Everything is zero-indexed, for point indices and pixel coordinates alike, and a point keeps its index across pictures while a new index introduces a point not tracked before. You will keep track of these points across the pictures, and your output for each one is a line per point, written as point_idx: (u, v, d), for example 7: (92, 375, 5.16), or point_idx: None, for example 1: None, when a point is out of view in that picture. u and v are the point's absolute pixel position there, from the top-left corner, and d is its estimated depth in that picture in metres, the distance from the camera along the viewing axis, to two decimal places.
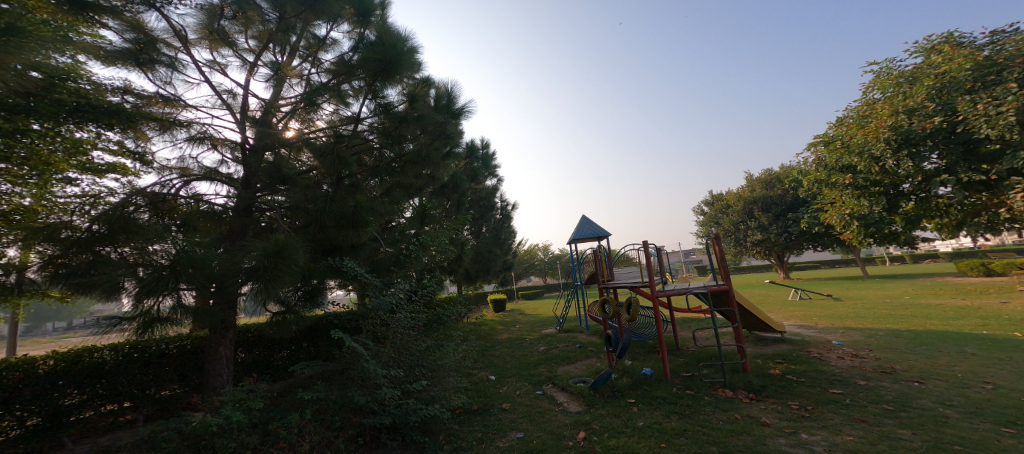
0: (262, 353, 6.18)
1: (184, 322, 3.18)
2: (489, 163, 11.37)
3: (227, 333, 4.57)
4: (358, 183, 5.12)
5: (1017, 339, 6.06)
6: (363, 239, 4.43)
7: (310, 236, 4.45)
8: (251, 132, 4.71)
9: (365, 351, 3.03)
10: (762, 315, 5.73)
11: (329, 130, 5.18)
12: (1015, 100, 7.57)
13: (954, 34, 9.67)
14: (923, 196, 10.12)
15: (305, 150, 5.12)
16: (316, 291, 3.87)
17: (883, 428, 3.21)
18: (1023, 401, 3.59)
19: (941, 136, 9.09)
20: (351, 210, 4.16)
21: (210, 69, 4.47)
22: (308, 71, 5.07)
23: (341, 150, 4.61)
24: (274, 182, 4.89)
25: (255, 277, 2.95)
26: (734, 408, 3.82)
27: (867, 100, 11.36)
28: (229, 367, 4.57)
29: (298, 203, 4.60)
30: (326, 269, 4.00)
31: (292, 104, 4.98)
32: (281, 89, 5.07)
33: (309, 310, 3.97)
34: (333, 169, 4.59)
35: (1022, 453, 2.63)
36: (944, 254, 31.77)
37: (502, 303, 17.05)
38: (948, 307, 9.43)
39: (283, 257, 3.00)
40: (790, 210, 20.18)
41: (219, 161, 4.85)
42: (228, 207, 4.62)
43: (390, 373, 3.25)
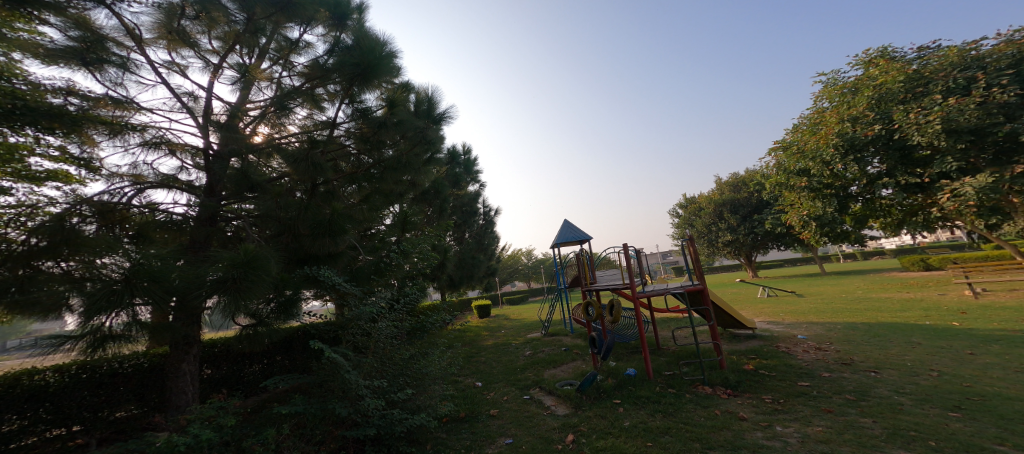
0: (231, 368, 5.86)
1: (140, 339, 2.93)
2: (471, 169, 11.29)
3: (191, 349, 4.27)
4: (335, 190, 4.98)
5: (956, 328, 6.65)
6: (341, 247, 4.28)
7: (283, 245, 4.27)
8: (214, 136, 4.45)
9: (345, 362, 2.91)
10: (735, 312, 5.98)
11: (302, 136, 5.01)
12: (941, 111, 8.50)
13: (888, 49, 10.62)
14: (869, 197, 10.92)
15: (275, 156, 4.90)
16: (291, 302, 3.71)
17: (848, 418, 3.42)
18: (964, 387, 3.94)
19: (881, 142, 9.81)
20: (327, 219, 4.02)
21: (169, 70, 4.21)
22: (279, 75, 4.89)
23: (316, 155, 4.45)
24: (241, 189, 4.61)
25: (222, 289, 2.78)
26: (713, 404, 3.96)
27: (817, 108, 12.24)
28: (194, 384, 4.26)
29: (269, 211, 4.41)
30: (301, 279, 3.84)
31: (261, 107, 4.76)
32: (249, 92, 4.84)
33: (283, 322, 3.79)
34: (307, 175, 4.41)
35: (967, 435, 2.89)
36: (889, 251, 34.63)
37: (485, 309, 16.87)
38: (895, 300, 10.25)
39: (252, 267, 2.84)
40: (756, 212, 21.35)
41: (178, 168, 4.56)
42: (189, 216, 4.32)
43: (373, 384, 3.14)
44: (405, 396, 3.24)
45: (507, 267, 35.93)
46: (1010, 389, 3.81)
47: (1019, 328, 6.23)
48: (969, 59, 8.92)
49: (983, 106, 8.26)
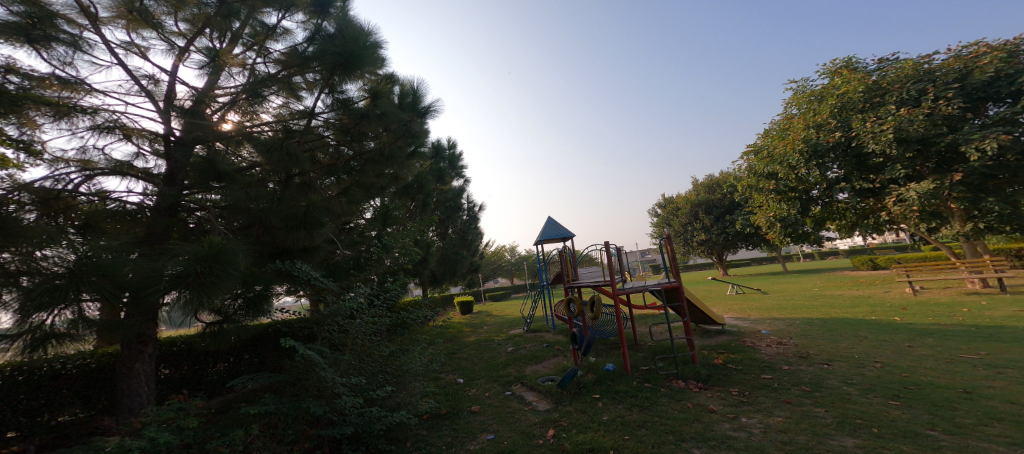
0: (193, 368, 5.58)
1: (87, 338, 2.72)
2: (456, 163, 11.14)
3: (145, 348, 3.99)
4: (311, 182, 4.85)
5: (899, 323, 7.24)
6: (317, 241, 4.11)
7: (254, 238, 4.07)
8: (177, 123, 4.13)
9: (321, 359, 2.80)
10: (707, 309, 6.24)
11: (277, 125, 4.76)
12: (894, 121, 9.15)
13: (852, 59, 11.28)
14: (827, 201, 11.57)
15: (246, 144, 4.65)
16: (261, 298, 3.52)
17: (804, 408, 3.66)
18: (903, 377, 4.31)
19: (840, 149, 10.48)
20: (302, 211, 3.84)
21: (127, 52, 3.89)
22: (253, 61, 4.62)
23: (292, 145, 4.25)
24: (207, 179, 4.45)
25: (184, 284, 2.59)
26: (686, 398, 4.14)
27: (786, 114, 12.87)
28: (148, 386, 3.98)
29: (237, 202, 4.12)
30: (273, 274, 3.66)
31: (231, 94, 4.48)
32: (218, 77, 4.54)
33: (251, 318, 3.59)
34: (280, 166, 4.19)
35: (905, 422, 3.16)
36: (843, 251, 37.14)
37: (467, 305, 16.79)
38: (847, 297, 11.04)
39: (218, 261, 2.66)
40: (728, 213, 22.27)
41: (133, 154, 4.23)
42: (145, 206, 3.99)
43: (351, 382, 3.07)
44: (384, 394, 3.18)
45: (489, 263, 35.89)
46: (941, 378, 4.19)
47: (950, 322, 6.87)
48: (921, 72, 9.61)
49: (931, 118, 8.95)
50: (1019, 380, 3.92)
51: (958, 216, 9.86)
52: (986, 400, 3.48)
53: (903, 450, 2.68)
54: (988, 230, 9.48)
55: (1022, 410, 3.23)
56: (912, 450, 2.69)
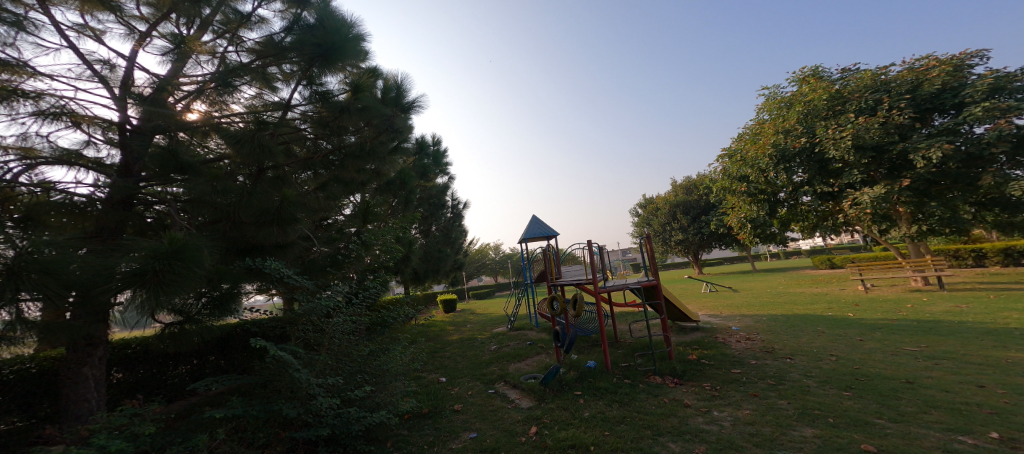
0: (151, 371, 5.27)
1: (25, 341, 2.50)
2: (441, 160, 10.97)
3: (95, 351, 3.67)
4: (285, 176, 4.65)
5: (853, 318, 7.75)
6: (292, 238, 3.93)
7: (221, 234, 3.88)
8: (134, 111, 3.83)
9: (294, 360, 2.68)
10: (683, 306, 6.45)
11: (249, 117, 4.50)
12: (852, 129, 9.75)
13: (818, 68, 11.91)
14: (793, 204, 12.20)
15: (213, 135, 4.44)
16: (228, 298, 3.34)
17: (769, 400, 3.86)
18: (855, 369, 4.62)
19: (805, 155, 11.05)
20: (275, 207, 3.65)
21: (79, 34, 3.56)
22: (223, 49, 4.35)
23: (265, 138, 3.98)
24: (167, 170, 4.05)
25: (139, 283, 2.25)
26: (663, 393, 4.27)
27: (758, 120, 13.45)
28: (98, 391, 3.66)
29: (203, 195, 3.79)
30: (242, 271, 3.44)
31: (198, 83, 4.19)
32: (185, 65, 4.24)
33: (217, 318, 3.39)
34: (252, 159, 3.89)
35: (857, 412, 3.38)
36: (805, 251, 39.39)
37: (451, 303, 16.64)
38: (808, 294, 11.72)
39: (179, 258, 2.33)
40: (704, 214, 23.07)
41: (82, 142, 3.87)
42: (96, 198, 3.62)
43: (327, 382, 2.97)
44: (363, 395, 3.10)
45: (473, 260, 35.66)
46: (890, 369, 4.52)
47: (897, 317, 7.43)
48: (878, 82, 10.28)
49: (885, 126, 9.57)
50: (955, 370, 4.28)
51: (906, 219, 10.65)
52: (927, 390, 3.77)
53: (855, 438, 2.88)
54: (933, 231, 10.32)
55: (956, 397, 3.53)
56: (863, 438, 2.89)
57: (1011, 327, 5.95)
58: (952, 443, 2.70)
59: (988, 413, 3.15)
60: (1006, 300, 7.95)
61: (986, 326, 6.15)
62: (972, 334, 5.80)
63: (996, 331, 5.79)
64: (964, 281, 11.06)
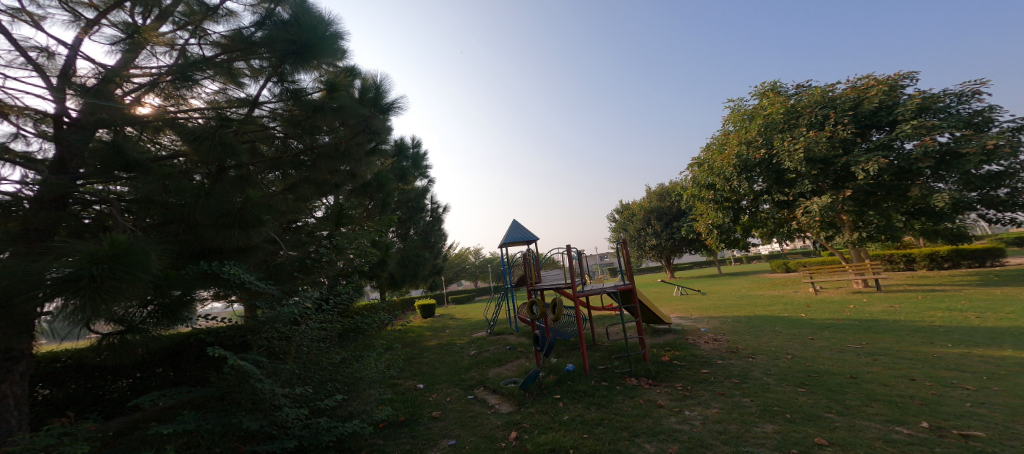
0: (84, 386, 4.88)
1: None
2: (420, 163, 10.82)
3: (16, 365, 3.16)
4: (248, 175, 4.37)
5: (807, 318, 8.28)
6: (256, 241, 3.65)
7: (172, 237, 3.57)
8: (74, 103, 3.51)
9: (256, 370, 2.48)
10: (656, 309, 6.67)
11: (210, 113, 4.24)
12: (804, 142, 10.50)
13: (776, 85, 12.78)
14: (753, 211, 12.95)
15: (168, 130, 4.02)
16: (179, 305, 2.98)
17: (735, 399, 4.05)
18: (808, 366, 4.94)
19: (764, 165, 11.78)
20: (237, 208, 3.38)
21: (13, 18, 3.24)
22: (184, 41, 4.12)
23: (228, 135, 3.71)
24: (110, 167, 3.56)
25: (71, 290, 1.99)
26: (638, 394, 4.38)
27: (724, 131, 14.20)
28: (20, 410, 3.16)
29: (150, 195, 3.56)
30: (195, 277, 3.21)
31: (152, 75, 3.88)
32: (137, 56, 3.93)
33: (166, 326, 3.04)
34: (212, 158, 3.62)
35: (811, 407, 3.61)
36: (766, 256, 41.80)
37: (429, 309, 16.35)
38: (769, 296, 12.44)
39: (122, 263, 2.11)
40: (675, 220, 23.97)
41: (9, 134, 3.55)
42: (23, 196, 3.27)
43: (294, 392, 2.81)
44: (334, 404, 2.97)
45: (451, 265, 35.23)
46: (836, 366, 4.88)
47: (843, 317, 8.05)
48: (826, 99, 11.18)
49: (832, 140, 10.39)
50: (891, 365, 4.68)
51: (849, 226, 11.50)
52: (868, 384, 4.10)
53: (809, 432, 3.07)
54: (869, 239, 11.16)
55: (893, 390, 3.85)
56: (816, 431, 3.09)
57: (936, 325, 6.60)
58: (890, 433, 2.94)
59: (920, 404, 3.45)
60: (934, 300, 8.79)
61: (916, 324, 6.79)
62: (904, 331, 6.37)
63: (925, 329, 6.40)
64: (899, 283, 12.14)
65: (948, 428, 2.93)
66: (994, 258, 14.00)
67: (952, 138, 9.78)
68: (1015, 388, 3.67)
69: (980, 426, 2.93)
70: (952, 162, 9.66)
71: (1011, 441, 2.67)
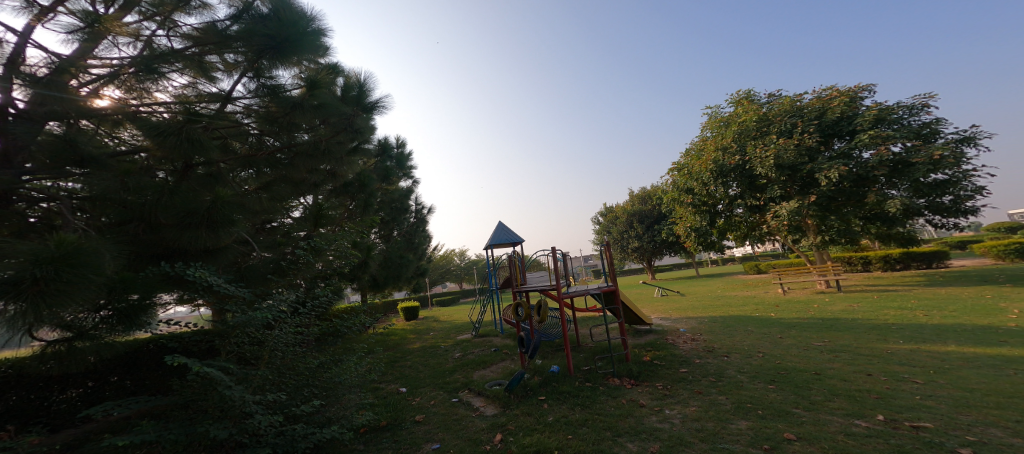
0: (30, 397, 4.50)
1: None
2: (404, 163, 10.68)
3: None
4: (218, 173, 4.30)
5: (777, 318, 8.64)
6: (226, 243, 3.43)
7: (130, 237, 3.34)
8: (22, 93, 3.26)
9: (224, 377, 2.33)
10: (637, 310, 6.80)
11: (178, 108, 4.04)
12: (774, 149, 11.01)
13: (749, 93, 13.34)
14: (728, 215, 13.42)
15: (128, 124, 3.92)
16: (137, 310, 2.78)
17: (711, 397, 4.18)
18: (778, 363, 5.15)
19: (738, 171, 12.25)
20: (204, 207, 3.21)
21: None
22: (151, 32, 3.91)
23: (197, 131, 3.51)
24: (62, 163, 3.47)
25: (11, 294, 1.83)
26: (620, 394, 4.44)
27: (701, 137, 14.67)
28: None
29: (107, 192, 3.38)
30: (157, 280, 3.03)
31: (114, 66, 3.66)
32: (98, 46, 3.71)
33: (121, 333, 2.80)
34: (179, 155, 3.43)
35: (782, 403, 3.76)
36: (741, 258, 43.37)
37: (412, 311, 16.11)
38: (742, 297, 12.89)
39: (72, 264, 1.97)
40: (656, 223, 24.54)
41: None
42: None
43: (267, 398, 2.68)
44: (311, 410, 2.86)
45: (435, 266, 34.80)
46: (802, 363, 5.11)
47: (807, 316, 8.44)
48: (794, 108, 11.77)
49: (799, 148, 10.94)
50: (851, 361, 4.94)
51: (813, 230, 11.99)
52: (830, 380, 4.31)
53: (779, 427, 3.20)
54: (831, 242, 11.69)
55: (853, 385, 4.07)
56: (786, 426, 3.23)
57: (889, 323, 7.02)
58: (851, 426, 3.11)
59: (876, 398, 3.66)
60: (885, 300, 9.35)
61: (873, 322, 7.20)
62: (861, 329, 6.75)
63: (879, 326, 6.80)
64: (858, 284, 12.83)
65: (902, 420, 3.12)
66: (939, 259, 15.03)
67: (904, 148, 10.46)
68: (957, 380, 3.95)
69: (928, 418, 3.14)
70: (904, 170, 10.34)
71: (956, 430, 2.87)
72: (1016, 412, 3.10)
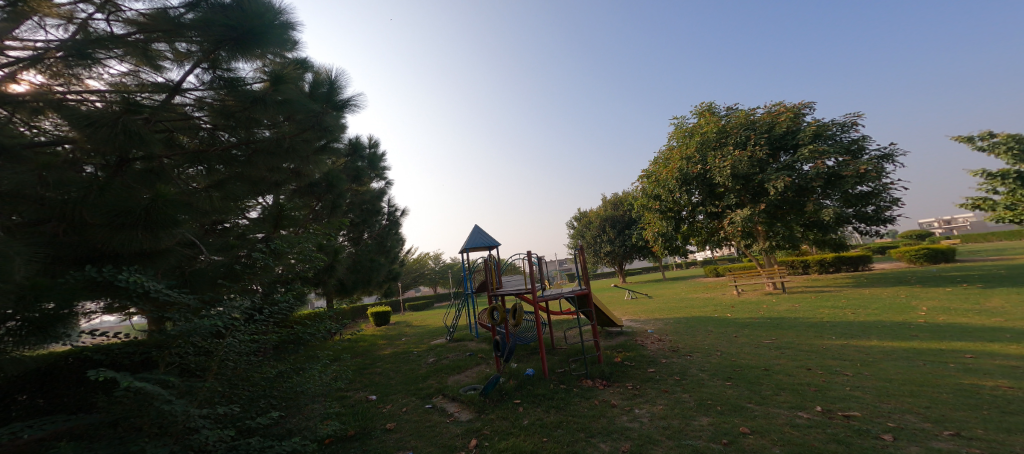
0: None
1: None
2: (376, 164, 10.38)
3: None
4: (159, 170, 3.99)
5: (734, 318, 9.17)
6: (168, 244, 3.13)
7: (50, 239, 2.98)
8: None
9: (162, 391, 2.08)
10: (609, 313, 6.97)
11: (117, 97, 3.68)
12: (731, 160, 11.77)
13: (710, 106, 14.17)
14: (691, 221, 14.11)
15: (52, 114, 3.48)
16: (55, 320, 2.53)
17: (676, 395, 4.36)
18: (735, 361, 5.47)
19: (699, 179, 12.91)
20: (142, 206, 2.79)
21: None
22: (87, 14, 3.51)
23: (137, 123, 3.22)
24: None
25: None
26: (593, 396, 4.54)
27: (667, 146, 15.35)
28: None
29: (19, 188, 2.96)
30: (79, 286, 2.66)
31: (36, 49, 3.26)
32: (18, 26, 3.30)
33: (31, 347, 2.54)
34: (114, 149, 3.11)
35: (738, 399, 3.99)
36: (703, 262, 45.69)
37: (383, 316, 15.63)
38: (704, 299, 13.57)
39: None
40: (627, 228, 25.34)
41: None
42: None
43: (218, 412, 2.46)
44: (267, 422, 2.64)
45: (408, 270, 33.97)
46: (753, 359, 5.47)
47: (758, 316, 9.04)
48: (749, 121, 12.65)
49: (752, 159, 11.75)
50: (793, 357, 5.34)
51: (762, 236, 12.76)
52: (777, 375, 4.64)
53: (736, 422, 3.39)
54: (776, 248, 12.51)
55: (797, 379, 4.40)
56: (742, 420, 3.43)
57: (825, 320, 7.69)
58: (795, 418, 3.36)
59: (814, 391, 3.97)
60: (823, 300, 10.20)
61: (811, 320, 7.84)
62: (802, 327, 7.34)
63: (816, 324, 7.41)
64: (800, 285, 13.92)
65: (837, 410, 3.40)
66: (863, 263, 16.54)
67: (836, 162, 11.49)
68: (879, 372, 4.38)
69: (856, 407, 3.44)
70: (835, 182, 11.34)
71: (879, 418, 3.17)
72: (927, 399, 3.47)
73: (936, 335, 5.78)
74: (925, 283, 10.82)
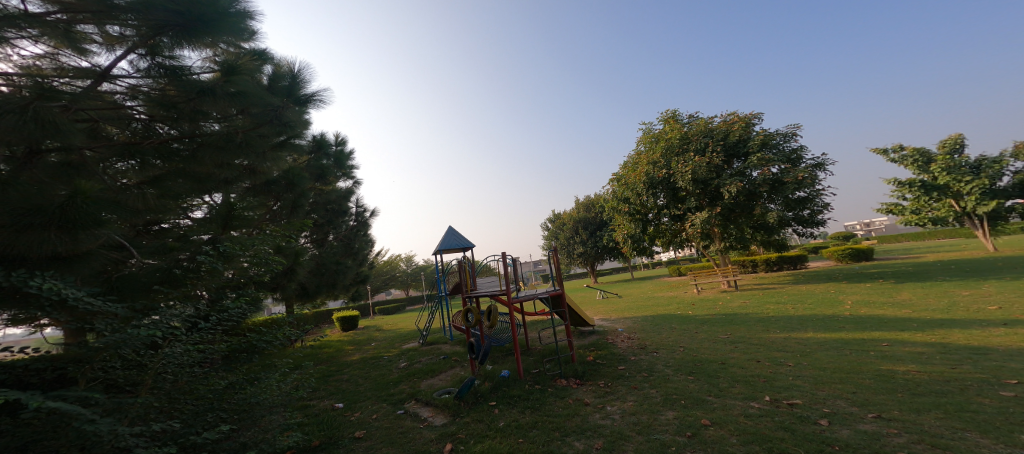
0: None
1: None
2: (344, 163, 9.97)
3: None
4: (83, 163, 3.65)
5: (696, 315, 9.64)
6: (92, 246, 2.82)
7: None
8: None
9: (88, 409, 1.86)
10: (581, 312, 7.09)
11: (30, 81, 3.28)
12: (691, 165, 12.40)
13: (674, 113, 14.82)
14: (656, 223, 14.69)
15: None
16: None
17: (644, 391, 4.51)
18: (697, 356, 5.75)
19: (664, 183, 13.47)
20: (58, 205, 2.48)
21: None
22: None
23: (52, 110, 2.89)
24: None
25: None
26: (567, 395, 4.59)
27: (635, 150, 15.87)
28: None
29: None
30: None
31: None
32: None
33: None
34: (25, 139, 2.78)
35: (701, 392, 4.18)
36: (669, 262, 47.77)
37: (351, 321, 15.02)
38: (669, 297, 14.16)
39: None
40: (599, 230, 25.96)
41: None
42: None
43: (159, 428, 2.24)
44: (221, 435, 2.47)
45: (378, 273, 32.91)
46: (712, 354, 5.77)
47: (715, 312, 9.57)
48: (708, 129, 13.39)
49: (710, 165, 12.44)
50: (745, 350, 5.69)
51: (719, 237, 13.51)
52: (732, 367, 4.93)
53: (699, 414, 3.55)
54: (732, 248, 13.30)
55: (750, 371, 4.69)
56: (704, 412, 3.61)
57: (772, 315, 8.28)
58: (750, 407, 3.58)
59: (763, 381, 4.26)
60: (773, 296, 10.96)
61: (759, 315, 8.41)
62: (753, 321, 7.85)
63: (765, 319, 7.96)
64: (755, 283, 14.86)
65: (784, 399, 3.66)
66: (800, 262, 17.93)
67: (779, 169, 12.37)
68: (817, 361, 4.76)
69: (799, 395, 3.72)
70: (779, 187, 12.19)
71: (817, 404, 3.44)
72: (854, 385, 3.81)
73: (859, 326, 6.39)
74: (854, 279, 11.99)
